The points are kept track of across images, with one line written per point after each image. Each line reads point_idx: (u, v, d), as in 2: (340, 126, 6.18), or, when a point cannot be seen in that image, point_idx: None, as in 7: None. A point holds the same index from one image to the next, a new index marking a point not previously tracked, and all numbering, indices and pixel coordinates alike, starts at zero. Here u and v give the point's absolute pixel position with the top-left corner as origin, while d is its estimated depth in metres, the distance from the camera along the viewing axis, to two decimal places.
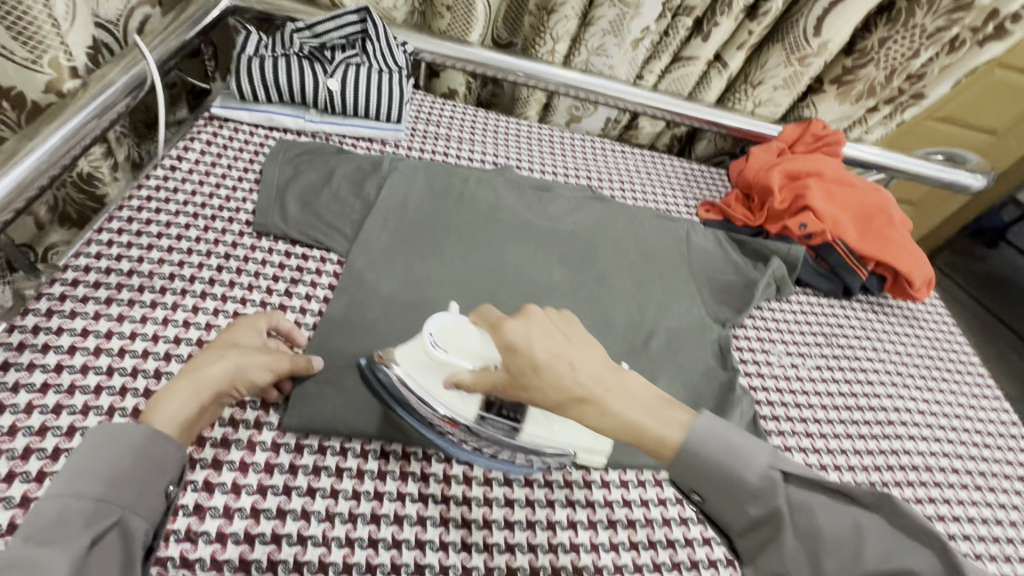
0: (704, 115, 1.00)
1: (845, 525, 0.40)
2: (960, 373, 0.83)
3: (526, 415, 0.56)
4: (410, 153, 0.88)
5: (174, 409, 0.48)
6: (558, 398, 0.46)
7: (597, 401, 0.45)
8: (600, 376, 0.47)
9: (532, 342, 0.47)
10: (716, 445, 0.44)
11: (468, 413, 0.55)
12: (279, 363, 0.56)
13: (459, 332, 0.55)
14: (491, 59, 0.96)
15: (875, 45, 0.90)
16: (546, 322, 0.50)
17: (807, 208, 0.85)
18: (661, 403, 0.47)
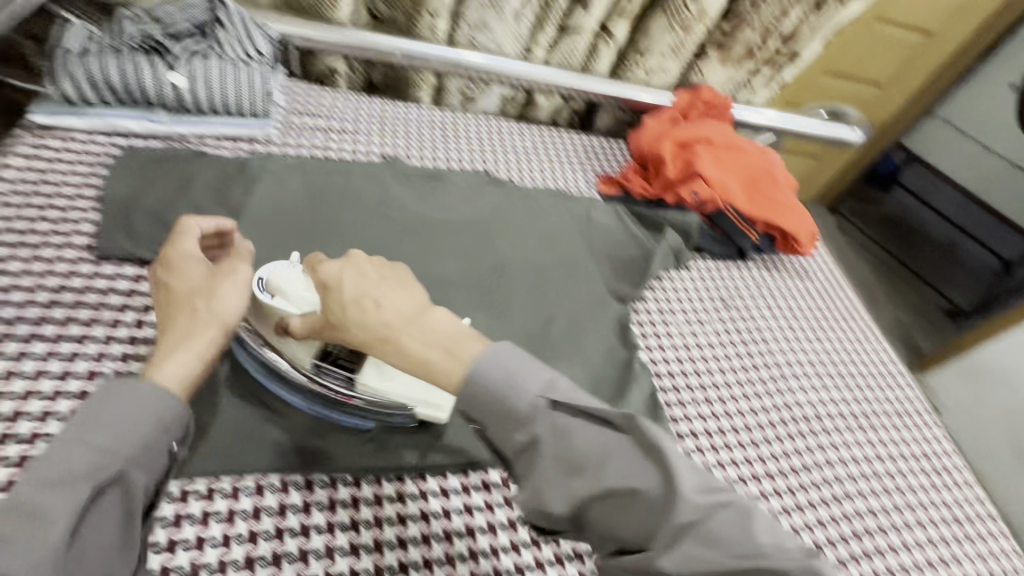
0: (597, 87, 0.99)
1: (597, 443, 0.40)
2: (845, 321, 0.88)
3: (362, 368, 0.56)
4: (285, 150, 0.80)
5: (177, 366, 0.45)
6: (370, 335, 0.45)
7: (392, 338, 0.44)
8: (405, 311, 0.46)
9: (343, 281, 0.47)
10: (498, 373, 0.42)
11: (304, 360, 0.56)
12: (242, 281, 0.51)
13: (291, 280, 0.55)
14: (367, 41, 0.89)
15: (746, 7, 0.92)
16: (366, 266, 0.49)
17: (698, 175, 0.86)
18: (462, 336, 0.45)
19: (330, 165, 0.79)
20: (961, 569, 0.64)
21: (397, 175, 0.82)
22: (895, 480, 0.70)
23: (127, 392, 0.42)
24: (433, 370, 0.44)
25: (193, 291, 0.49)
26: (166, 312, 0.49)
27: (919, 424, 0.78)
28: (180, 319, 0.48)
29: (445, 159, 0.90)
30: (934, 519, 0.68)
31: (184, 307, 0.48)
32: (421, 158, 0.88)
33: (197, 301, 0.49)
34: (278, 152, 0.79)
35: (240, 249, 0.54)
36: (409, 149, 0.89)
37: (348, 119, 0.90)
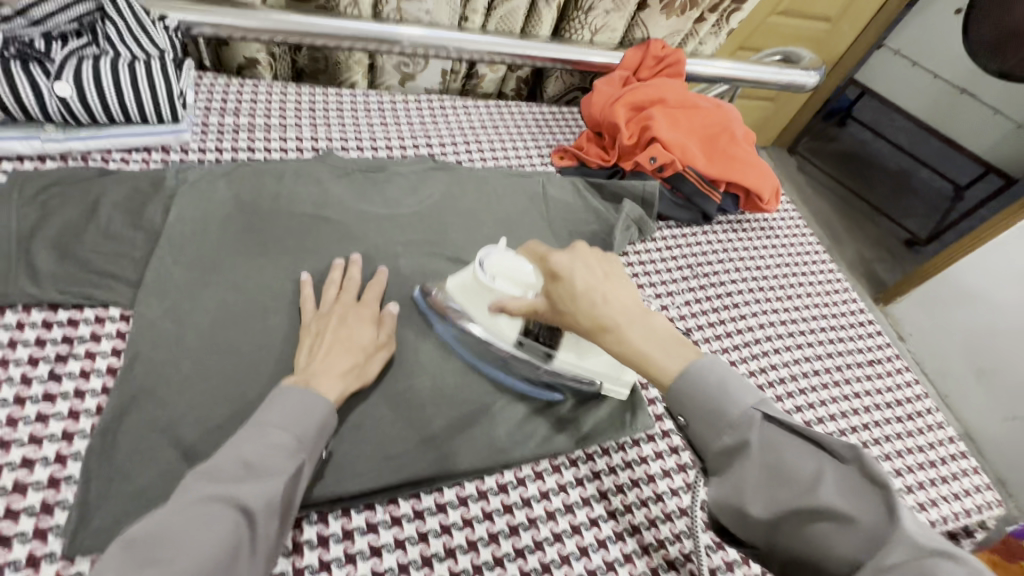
0: (544, 51, 0.92)
1: (808, 468, 0.39)
2: (813, 274, 0.87)
3: (562, 345, 0.59)
4: (205, 156, 0.74)
5: (324, 387, 0.51)
6: (591, 322, 0.50)
7: (615, 329, 0.49)
8: (628, 309, 0.50)
9: (574, 272, 0.52)
10: (711, 381, 0.44)
11: (508, 337, 0.60)
12: (386, 352, 0.59)
13: (509, 263, 0.59)
14: (283, 21, 0.81)
15: None
16: (591, 261, 0.54)
17: (655, 140, 0.82)
18: (672, 338, 0.48)
19: (255, 167, 0.71)
20: (938, 513, 0.65)
21: (334, 171, 0.75)
22: (870, 432, 0.70)
23: (294, 395, 0.49)
24: (645, 363, 0.47)
25: (355, 335, 0.57)
26: (325, 334, 0.56)
27: (892, 370, 0.78)
28: (333, 351, 0.55)
29: (386, 147, 0.83)
30: (911, 465, 0.68)
31: (340, 343, 0.56)
32: (360, 149, 0.82)
33: (351, 343, 0.56)
34: (195, 160, 0.73)
35: (392, 311, 0.61)
36: (345, 140, 0.82)
37: (273, 112, 0.82)
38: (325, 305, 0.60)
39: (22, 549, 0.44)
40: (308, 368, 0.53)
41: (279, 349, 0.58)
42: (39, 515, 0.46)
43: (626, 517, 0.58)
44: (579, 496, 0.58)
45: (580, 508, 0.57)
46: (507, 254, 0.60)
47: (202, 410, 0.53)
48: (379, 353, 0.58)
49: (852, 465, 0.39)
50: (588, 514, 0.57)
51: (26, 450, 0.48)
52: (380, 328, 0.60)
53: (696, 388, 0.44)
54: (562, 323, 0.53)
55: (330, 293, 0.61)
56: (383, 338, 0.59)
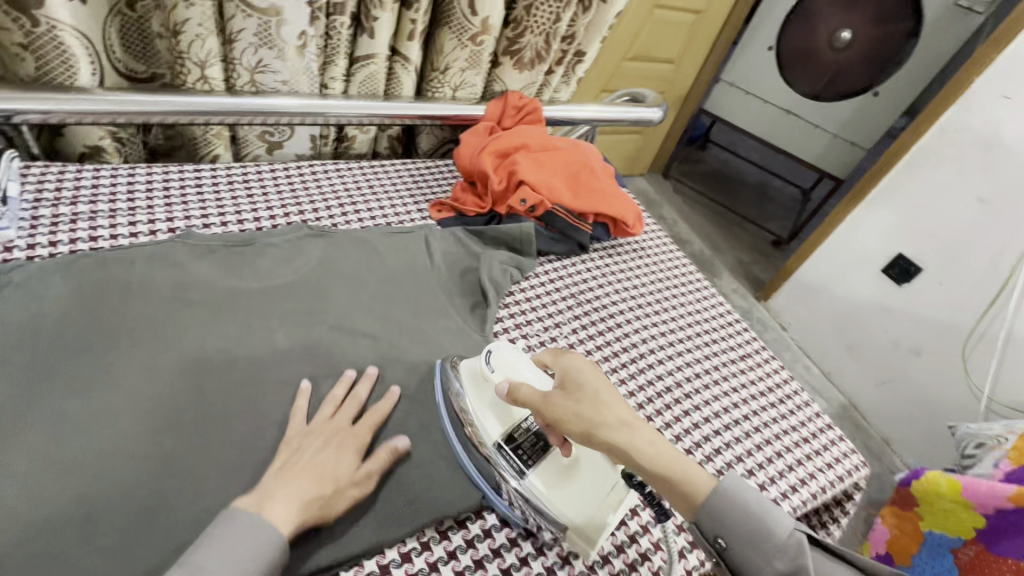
0: (408, 110, 0.96)
1: (826, 566, 0.47)
2: (684, 285, 0.96)
3: (540, 467, 0.59)
4: (34, 251, 0.66)
5: (275, 517, 0.48)
6: (585, 423, 0.54)
7: (626, 436, 0.52)
8: (625, 419, 0.54)
9: (579, 403, 0.55)
10: (745, 529, 0.49)
11: (491, 437, 0.61)
12: (361, 489, 0.55)
13: (511, 363, 0.62)
14: (124, 101, 0.77)
15: (523, 14, 0.91)
16: (588, 382, 0.58)
17: (523, 183, 0.86)
18: (676, 456, 0.52)
19: (98, 258, 0.66)
20: (818, 484, 0.72)
21: (194, 250, 0.71)
22: (751, 422, 0.76)
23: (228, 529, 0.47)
24: (668, 488, 0.51)
25: (331, 465, 0.54)
26: (304, 452, 0.55)
27: (760, 362, 0.87)
28: (301, 476, 0.52)
29: (254, 219, 0.81)
30: (788, 444, 0.75)
31: (306, 468, 0.53)
32: (224, 225, 0.78)
33: (322, 473, 0.53)
34: (22, 258, 0.65)
35: (395, 445, 0.59)
36: (206, 216, 0.78)
37: (120, 196, 0.76)
38: (317, 423, 0.58)
39: None
40: (269, 487, 0.51)
41: (138, 455, 0.53)
42: None
43: (539, 560, 0.60)
44: (489, 548, 0.59)
45: (491, 560, 0.58)
46: (514, 351, 0.64)
47: (40, 543, 0.46)
48: (352, 489, 0.55)
49: None
50: (500, 565, 0.58)
51: None
52: (366, 463, 0.57)
53: (731, 507, 0.50)
54: (608, 450, 0.53)
55: (325, 410, 0.60)
56: (364, 475, 0.56)
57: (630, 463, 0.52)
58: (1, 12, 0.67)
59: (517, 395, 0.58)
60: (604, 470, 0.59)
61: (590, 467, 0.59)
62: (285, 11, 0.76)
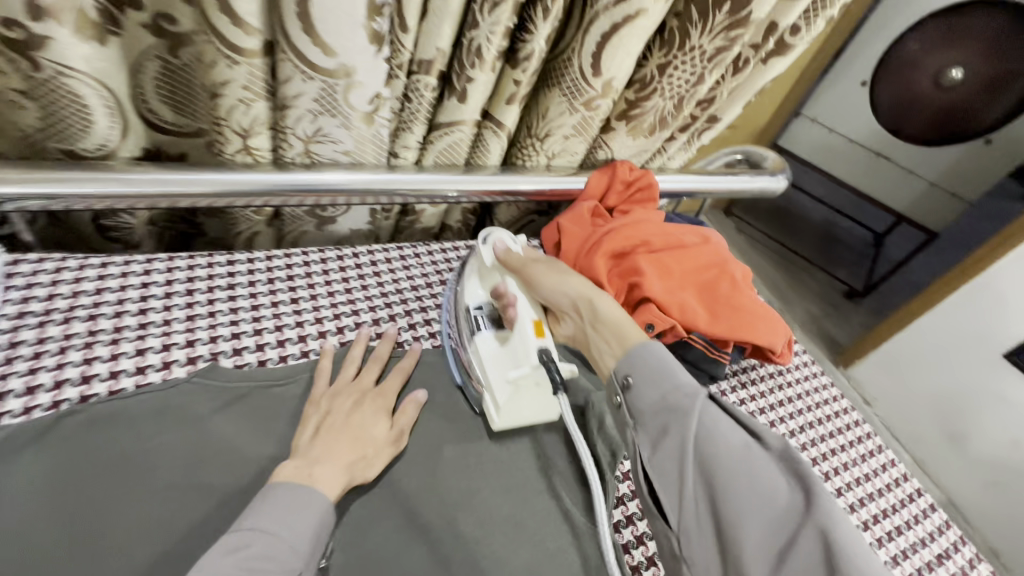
0: (492, 184, 0.75)
1: (734, 451, 0.44)
2: (837, 438, 0.75)
3: (495, 337, 0.63)
4: (9, 403, 0.49)
5: (327, 485, 0.49)
6: (579, 289, 0.61)
7: (589, 298, 0.60)
8: (586, 287, 0.61)
9: (540, 270, 0.63)
10: (656, 367, 0.51)
11: (467, 301, 0.66)
12: (396, 447, 0.57)
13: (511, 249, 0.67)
14: (140, 182, 0.59)
15: (655, 74, 0.70)
16: (563, 269, 0.64)
17: (646, 299, 0.65)
18: (615, 321, 0.58)
19: (92, 420, 0.50)
20: None
21: (218, 396, 0.55)
22: None
23: (293, 496, 0.46)
24: (603, 347, 0.57)
25: (368, 428, 0.56)
26: (336, 415, 0.56)
27: (954, 572, 0.67)
28: (341, 441, 0.53)
29: (299, 339, 0.63)
30: None
31: (349, 429, 0.55)
32: (260, 349, 0.60)
33: (360, 436, 0.54)
34: None
35: (416, 398, 0.61)
36: (238, 336, 0.60)
37: (127, 306, 0.58)
38: (342, 384, 0.59)
39: None
40: (310, 453, 0.51)
41: None
42: None
43: None
44: None
45: None
46: (512, 240, 0.68)
47: None
48: (388, 448, 0.57)
49: (775, 451, 0.45)
50: None
51: None
52: (394, 422, 0.59)
53: (648, 357, 0.52)
54: (590, 317, 0.60)
55: (348, 371, 0.60)
56: (397, 432, 0.58)
57: (592, 323, 0.59)
58: None
59: (507, 259, 0.65)
60: (526, 348, 0.59)
61: (521, 328, 0.61)
62: (358, 72, 0.57)
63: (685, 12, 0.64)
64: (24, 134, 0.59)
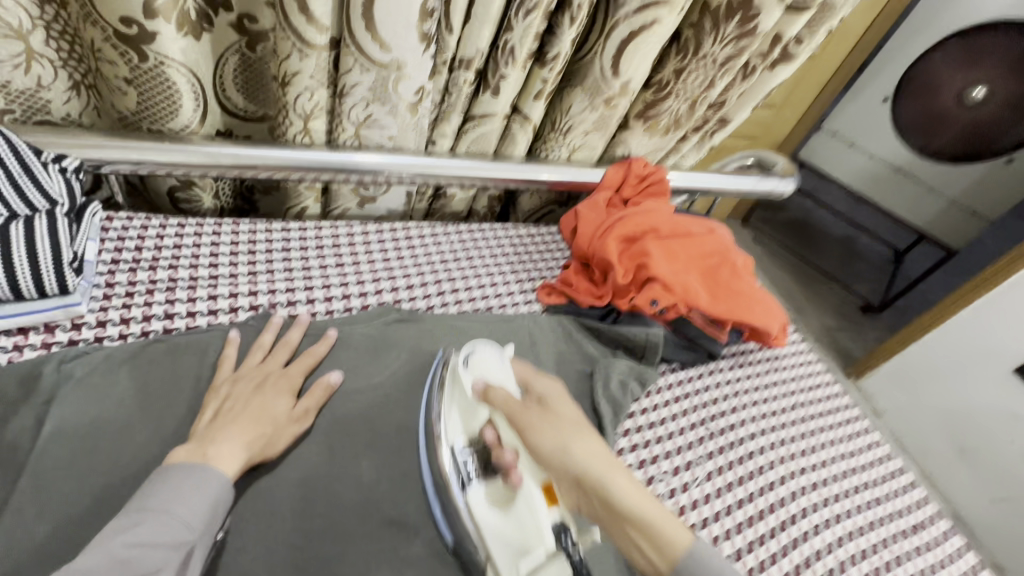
0: (517, 173, 0.83)
1: None
2: (829, 418, 0.80)
3: (491, 486, 0.54)
4: (104, 330, 0.58)
5: (224, 462, 0.48)
6: (558, 445, 0.51)
7: (608, 476, 0.48)
8: (607, 460, 0.50)
9: (549, 446, 0.51)
10: None
11: (452, 439, 0.57)
12: (302, 425, 0.55)
13: (489, 365, 0.59)
14: (219, 155, 0.69)
15: (671, 77, 0.77)
16: (565, 425, 0.52)
17: (652, 279, 0.73)
18: (645, 501, 0.48)
19: (171, 346, 0.58)
20: None
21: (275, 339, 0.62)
22: None
23: (179, 476, 0.45)
24: (662, 562, 0.46)
25: (271, 406, 0.54)
26: (240, 397, 0.54)
27: (935, 537, 0.71)
28: (240, 420, 0.52)
29: (343, 298, 0.71)
30: None
31: (249, 411, 0.53)
32: (310, 302, 0.69)
33: (260, 414, 0.53)
34: (89, 340, 0.57)
35: (328, 381, 0.59)
36: (292, 291, 0.69)
37: (201, 260, 0.67)
38: (246, 368, 0.57)
39: None
40: (204, 435, 0.50)
41: None
42: None
43: None
44: None
45: None
46: (497, 355, 0.61)
47: None
48: (294, 427, 0.55)
49: None
50: None
51: None
52: (300, 402, 0.57)
53: (698, 568, 0.45)
54: (559, 467, 0.50)
55: (256, 355, 0.59)
56: (302, 411, 0.56)
57: (609, 510, 0.48)
58: (108, 45, 0.59)
59: (490, 397, 0.55)
60: (537, 525, 0.49)
61: (528, 501, 0.51)
62: (407, 66, 0.65)
63: (698, 21, 0.71)
64: (122, 117, 0.68)
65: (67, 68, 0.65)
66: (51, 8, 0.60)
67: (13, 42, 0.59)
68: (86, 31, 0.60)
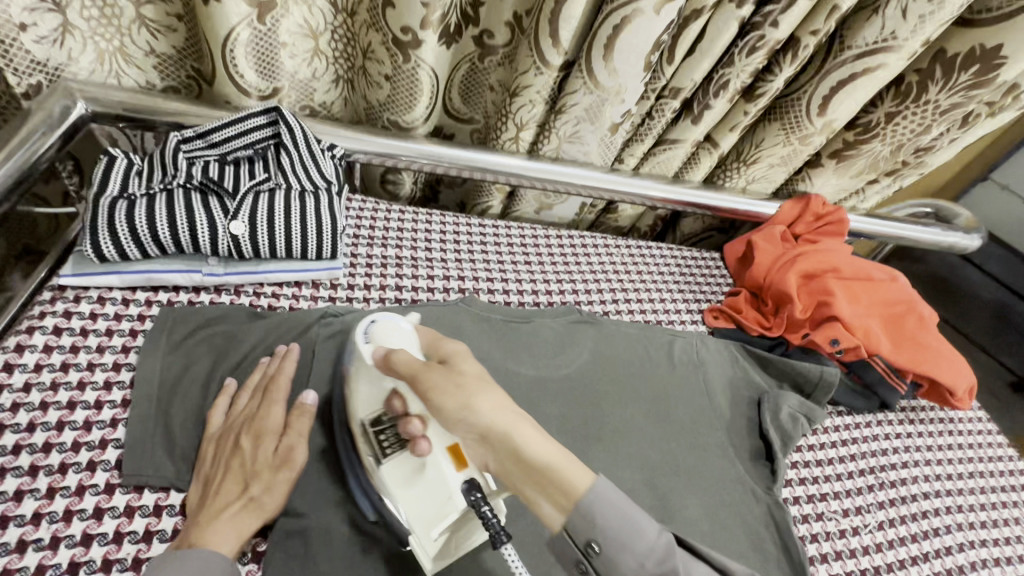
0: (693, 197, 0.87)
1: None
2: (1012, 492, 0.75)
3: (394, 460, 0.48)
4: (353, 294, 0.69)
5: (217, 540, 0.44)
6: (460, 405, 0.44)
7: (504, 436, 0.42)
8: (507, 406, 0.44)
9: (433, 391, 0.45)
10: (609, 511, 0.39)
11: (360, 412, 0.51)
12: (291, 468, 0.50)
13: (395, 333, 0.52)
14: (443, 156, 0.79)
15: (882, 120, 0.77)
16: (484, 388, 0.45)
17: (833, 318, 0.72)
18: (557, 461, 0.41)
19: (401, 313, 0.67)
20: None
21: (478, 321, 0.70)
22: None
23: (174, 562, 0.42)
24: (565, 498, 0.40)
25: (251, 458, 0.49)
26: (223, 460, 0.49)
27: None
28: (225, 485, 0.48)
29: (530, 292, 0.78)
30: None
31: (232, 467, 0.48)
32: (506, 292, 0.77)
33: (244, 472, 0.48)
34: (343, 299, 0.68)
35: (305, 404, 0.53)
36: (490, 280, 0.77)
37: (419, 244, 0.78)
38: (226, 418, 0.52)
39: (112, 523, 0.46)
40: (196, 516, 0.46)
41: (424, 564, 0.50)
42: (151, 517, 0.48)
43: None
44: None
45: None
46: (405, 327, 0.53)
47: None
48: (286, 471, 0.49)
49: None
50: None
51: (148, 521, 0.48)
52: (285, 433, 0.51)
53: (597, 510, 0.39)
54: (460, 420, 0.44)
55: (222, 402, 0.53)
56: (287, 452, 0.50)
57: (472, 442, 0.45)
58: (384, 46, 0.73)
59: (392, 361, 0.49)
60: (445, 485, 0.45)
61: (437, 471, 0.46)
62: (626, 90, 0.71)
63: (928, 69, 0.71)
64: (371, 106, 0.82)
65: (335, 65, 0.79)
66: (341, 17, 0.74)
67: (307, 40, 0.73)
68: (365, 35, 0.75)
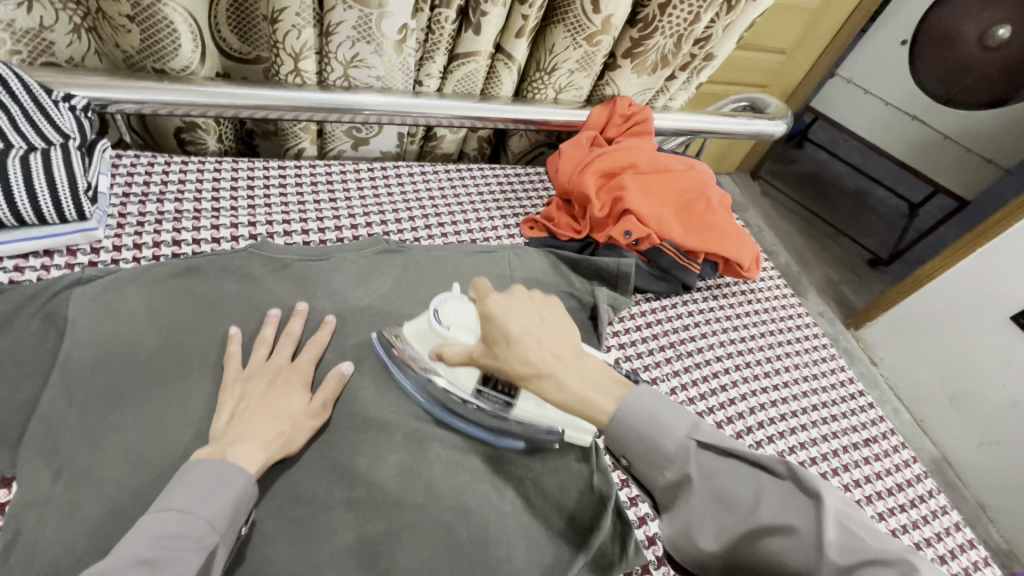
0: (504, 112, 0.85)
1: (745, 489, 0.41)
2: (798, 345, 0.86)
3: (523, 395, 0.57)
4: (119, 254, 0.64)
5: (243, 457, 0.49)
6: (537, 344, 0.51)
7: (552, 377, 0.49)
8: (562, 353, 0.51)
9: (509, 325, 0.52)
10: (645, 417, 0.45)
11: (467, 384, 0.58)
12: (319, 420, 0.55)
13: (460, 312, 0.60)
14: (215, 95, 0.72)
15: (657, 13, 0.78)
16: (522, 310, 0.54)
17: (627, 212, 0.76)
18: (607, 378, 0.49)
19: (174, 269, 0.63)
20: None
21: (269, 264, 0.67)
22: None
23: (190, 477, 0.46)
24: (586, 408, 0.47)
25: (284, 403, 0.54)
26: (252, 394, 0.54)
27: (887, 451, 0.77)
28: (255, 419, 0.52)
29: (335, 229, 0.76)
30: None
31: (261, 408, 0.53)
32: (305, 233, 0.74)
33: (274, 411, 0.53)
34: (107, 262, 0.63)
35: (339, 371, 0.58)
36: (288, 223, 0.74)
37: (204, 195, 0.72)
38: (253, 365, 0.57)
39: None
40: (226, 436, 0.51)
41: None
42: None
43: None
44: None
45: None
46: (462, 301, 0.61)
47: None
48: (312, 420, 0.55)
49: (787, 479, 0.41)
50: None
51: None
52: (315, 395, 0.57)
53: (636, 411, 0.45)
54: (493, 366, 0.53)
55: (259, 353, 0.58)
56: (318, 406, 0.56)
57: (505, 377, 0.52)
58: None
59: (450, 356, 0.57)
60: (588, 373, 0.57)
61: None
62: (390, 2, 0.68)
63: None
64: (128, 55, 0.72)
65: (66, 10, 0.69)
66: None
67: None
68: None
